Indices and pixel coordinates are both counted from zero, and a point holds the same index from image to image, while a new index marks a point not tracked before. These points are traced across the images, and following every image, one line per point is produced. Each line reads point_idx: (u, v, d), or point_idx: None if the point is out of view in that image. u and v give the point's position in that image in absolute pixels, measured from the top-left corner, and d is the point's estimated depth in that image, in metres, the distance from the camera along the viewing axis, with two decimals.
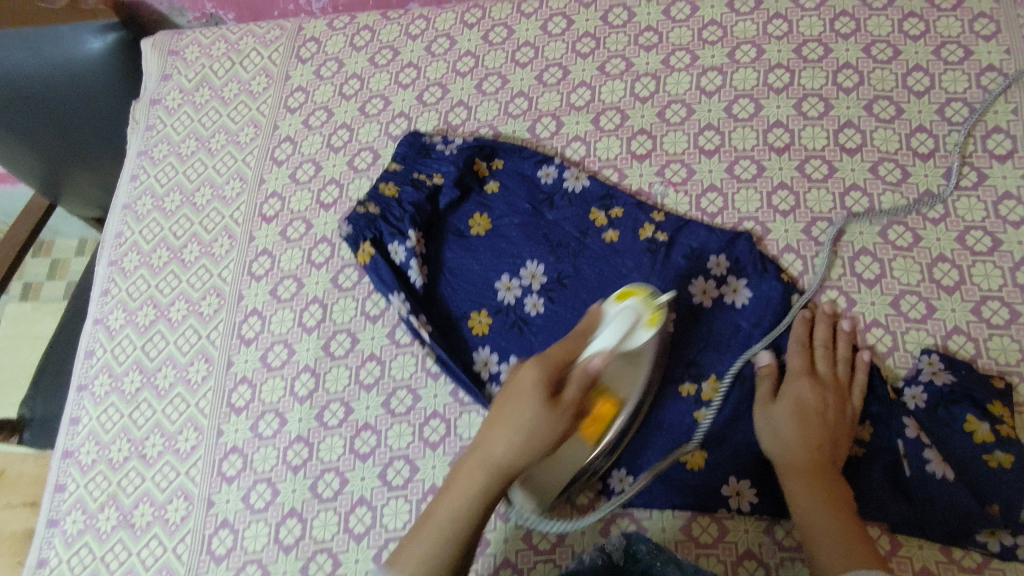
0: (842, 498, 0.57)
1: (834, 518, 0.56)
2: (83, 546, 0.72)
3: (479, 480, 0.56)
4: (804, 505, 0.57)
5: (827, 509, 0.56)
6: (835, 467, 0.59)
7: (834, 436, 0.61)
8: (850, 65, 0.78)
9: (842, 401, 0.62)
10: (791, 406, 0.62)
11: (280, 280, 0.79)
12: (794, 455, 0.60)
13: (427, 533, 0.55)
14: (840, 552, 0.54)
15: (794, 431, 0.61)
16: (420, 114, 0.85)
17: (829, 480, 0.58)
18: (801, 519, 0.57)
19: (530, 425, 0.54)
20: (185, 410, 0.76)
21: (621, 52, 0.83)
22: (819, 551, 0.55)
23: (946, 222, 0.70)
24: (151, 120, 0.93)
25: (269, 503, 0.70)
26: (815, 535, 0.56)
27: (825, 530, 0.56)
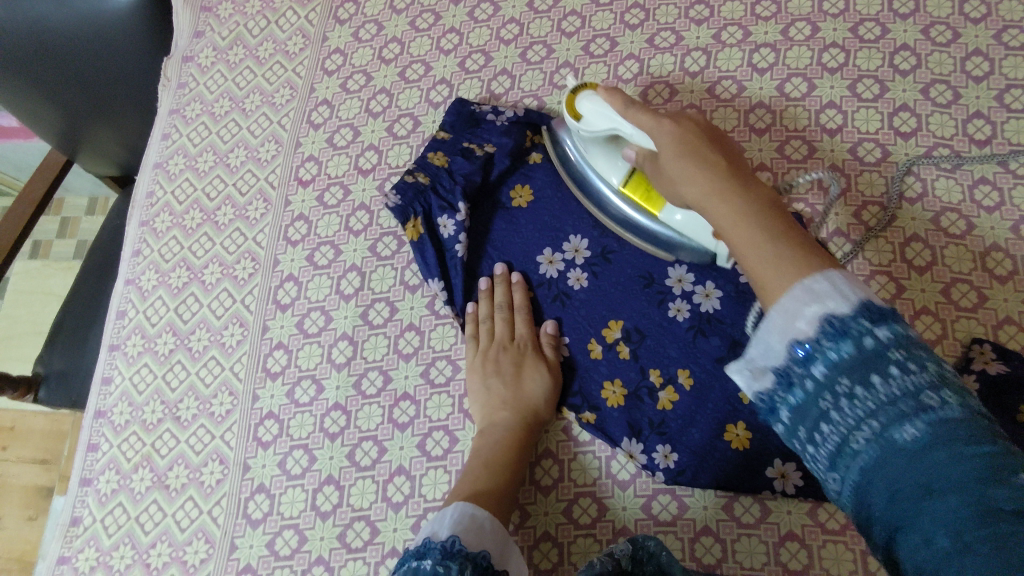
0: (769, 206, 0.45)
1: (758, 224, 0.43)
2: (117, 505, 0.72)
3: (500, 443, 0.64)
4: (731, 220, 0.45)
5: (750, 220, 0.44)
6: (748, 178, 0.48)
7: (726, 157, 0.50)
8: (907, 47, 0.76)
9: (714, 137, 0.53)
10: (673, 146, 0.52)
11: (317, 245, 0.78)
12: (678, 171, 0.51)
13: (478, 480, 0.62)
14: (763, 249, 0.42)
15: (687, 165, 0.50)
16: (462, 82, 0.83)
17: (735, 190, 0.46)
18: (750, 272, 0.43)
19: (520, 372, 0.68)
20: (220, 373, 0.75)
21: (671, 25, 0.81)
22: (762, 279, 0.42)
23: (1001, 211, 0.69)
24: (184, 78, 0.91)
25: (306, 470, 0.69)
26: (740, 252, 0.44)
27: (726, 213, 0.45)
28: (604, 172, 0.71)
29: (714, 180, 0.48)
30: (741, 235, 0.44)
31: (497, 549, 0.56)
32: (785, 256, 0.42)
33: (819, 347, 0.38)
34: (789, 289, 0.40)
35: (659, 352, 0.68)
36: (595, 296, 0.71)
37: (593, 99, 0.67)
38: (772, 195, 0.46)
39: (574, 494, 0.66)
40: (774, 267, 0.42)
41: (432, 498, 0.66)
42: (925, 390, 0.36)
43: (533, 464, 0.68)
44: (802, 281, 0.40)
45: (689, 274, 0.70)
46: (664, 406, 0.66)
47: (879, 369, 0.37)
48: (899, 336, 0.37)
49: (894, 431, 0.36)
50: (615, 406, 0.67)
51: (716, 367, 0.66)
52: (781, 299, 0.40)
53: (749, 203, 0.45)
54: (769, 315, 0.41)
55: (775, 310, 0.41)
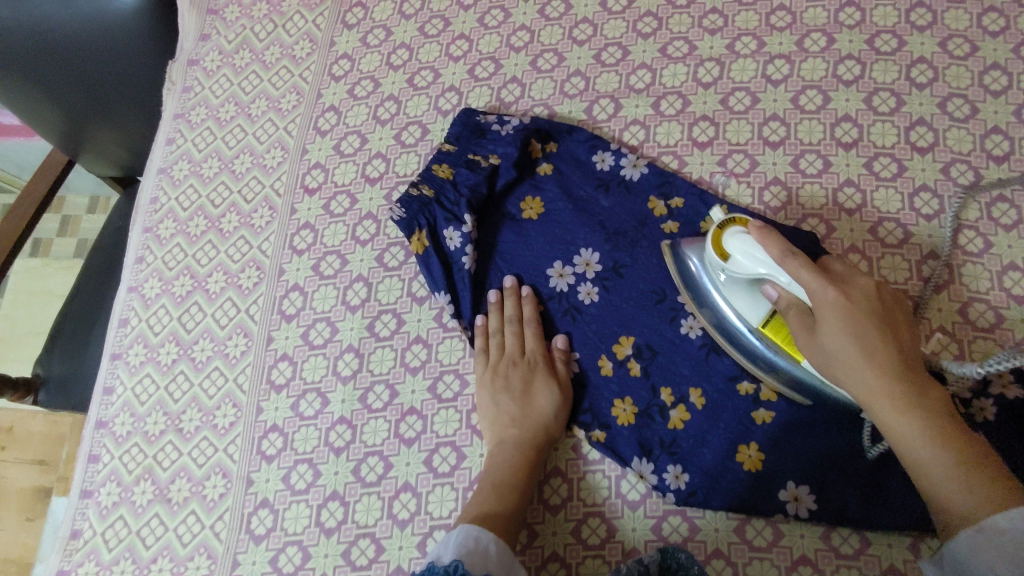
0: (934, 405, 0.51)
1: (939, 447, 0.48)
2: (118, 518, 0.71)
3: (508, 462, 0.63)
4: (907, 436, 0.50)
5: (925, 436, 0.49)
6: (923, 382, 0.51)
7: (901, 352, 0.53)
8: (924, 60, 0.75)
9: (877, 312, 0.55)
10: (836, 316, 0.54)
11: (323, 255, 0.77)
12: (843, 354, 0.53)
13: (485, 500, 0.61)
14: (931, 454, 0.49)
15: (856, 358, 0.53)
16: (471, 89, 0.82)
17: (910, 399, 0.50)
18: (915, 470, 0.49)
19: (530, 388, 0.67)
20: (223, 384, 0.74)
21: (684, 34, 0.80)
22: (927, 480, 0.49)
23: (1019, 229, 0.68)
24: (189, 82, 0.90)
25: (310, 485, 0.68)
26: (901, 447, 0.50)
27: (883, 404, 0.51)
28: (742, 309, 0.62)
29: (889, 383, 0.51)
30: (913, 447, 0.49)
31: (502, 573, 0.55)
32: (960, 468, 0.47)
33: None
34: (977, 525, 0.45)
35: (670, 369, 0.67)
36: (605, 311, 0.70)
37: (744, 238, 0.59)
38: (945, 406, 0.50)
39: (583, 514, 0.65)
40: (960, 493, 0.47)
41: (438, 516, 0.65)
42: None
43: (541, 482, 0.67)
44: (1006, 516, 0.45)
45: None
46: (675, 425, 0.65)
47: None
48: None
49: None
50: (626, 425, 0.66)
51: (729, 386, 0.65)
52: (967, 536, 0.46)
53: (928, 423, 0.49)
54: (960, 536, 0.46)
55: (969, 535, 0.46)
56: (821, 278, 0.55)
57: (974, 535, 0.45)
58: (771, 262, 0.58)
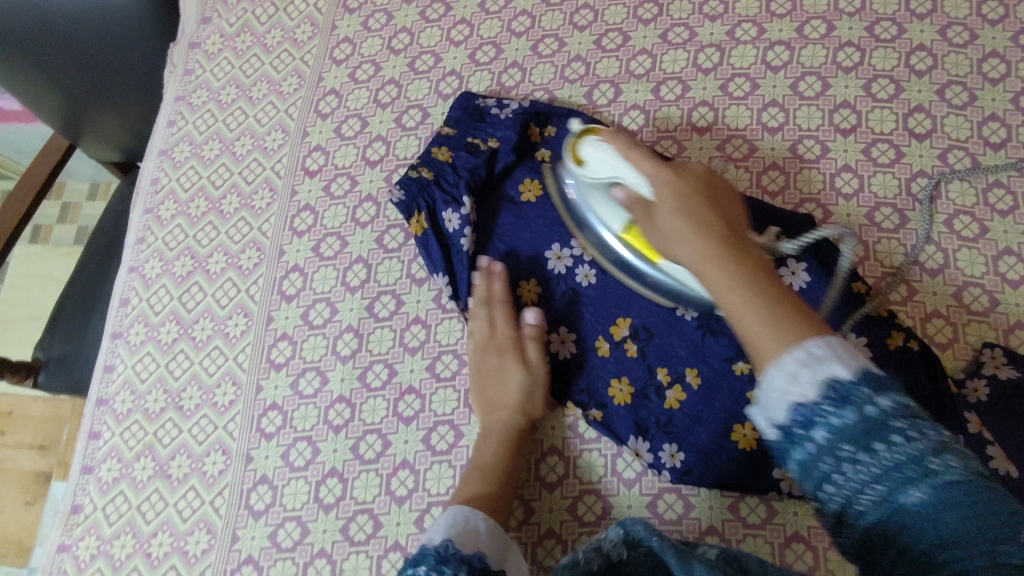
0: (755, 261, 0.48)
1: (752, 305, 0.44)
2: (118, 494, 0.71)
3: (495, 447, 0.64)
4: (727, 287, 0.46)
5: (739, 292, 0.45)
6: (740, 242, 0.49)
7: (722, 217, 0.51)
8: (923, 47, 0.75)
9: (711, 190, 0.54)
10: (665, 194, 0.54)
11: (323, 236, 0.77)
12: (674, 228, 0.52)
13: (470, 486, 0.62)
14: (750, 309, 0.44)
15: (680, 227, 0.51)
16: (472, 73, 0.82)
17: (727, 254, 0.48)
18: (738, 328, 0.45)
19: (502, 371, 0.67)
20: (224, 363, 0.74)
21: (685, 21, 0.80)
22: (752, 337, 0.44)
23: (1015, 214, 0.68)
24: (191, 65, 0.90)
25: (309, 462, 0.69)
26: (727, 308, 0.46)
27: (709, 274, 0.48)
28: (607, 218, 0.66)
29: (710, 244, 0.49)
30: (734, 300, 0.46)
31: (494, 551, 0.55)
32: (770, 309, 0.44)
33: (822, 416, 0.39)
34: (776, 358, 0.41)
35: (667, 350, 0.67)
36: (603, 293, 0.70)
37: (594, 144, 0.63)
38: (761, 263, 0.48)
39: (579, 492, 0.66)
40: (771, 337, 0.43)
41: (436, 493, 0.66)
42: (928, 456, 0.37)
43: (537, 460, 0.68)
44: (803, 348, 0.41)
45: None
46: (671, 404, 0.66)
47: (881, 436, 0.38)
48: (903, 406, 0.38)
49: (901, 496, 0.37)
50: (622, 404, 0.67)
51: (725, 366, 0.66)
52: (772, 366, 0.41)
53: (741, 274, 0.46)
54: (763, 380, 0.42)
55: (767, 371, 0.42)
56: (651, 160, 0.57)
57: (777, 364, 0.41)
58: (614, 154, 0.61)
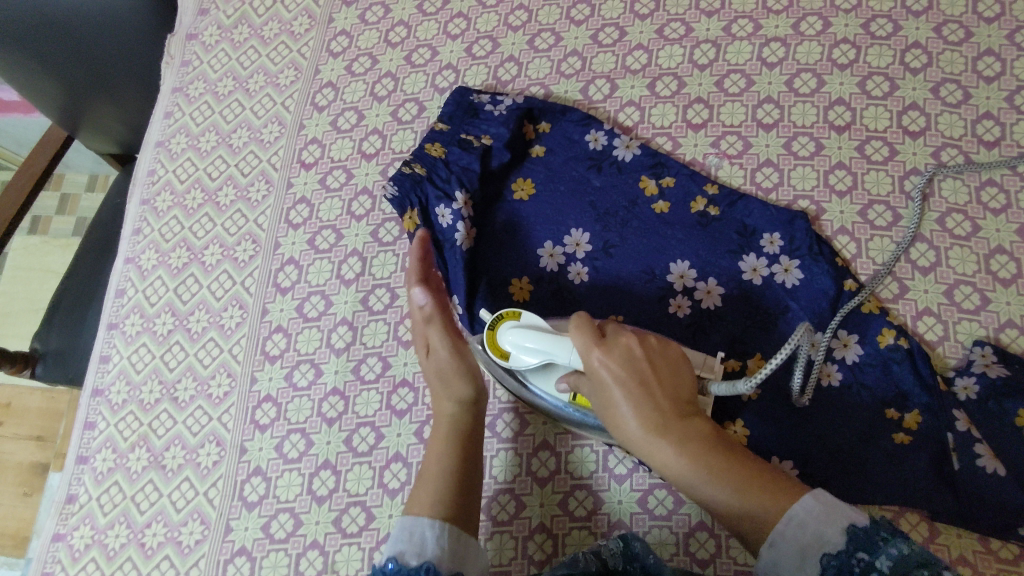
0: (710, 436, 0.52)
1: (709, 483, 0.49)
2: (113, 484, 0.72)
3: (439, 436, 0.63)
4: (684, 480, 0.50)
5: (698, 473, 0.50)
6: (685, 419, 0.52)
7: (663, 393, 0.53)
8: (919, 45, 0.75)
9: (650, 357, 0.54)
10: (616, 395, 0.53)
11: (318, 229, 0.78)
12: (637, 451, 0.53)
13: (424, 486, 0.59)
14: (721, 489, 0.49)
15: (620, 416, 0.53)
16: (468, 67, 0.82)
17: (683, 444, 0.51)
18: (710, 505, 0.50)
19: (433, 365, 0.66)
20: (219, 355, 0.75)
21: (681, 16, 0.80)
22: (730, 519, 0.50)
23: (1007, 213, 0.68)
24: (188, 56, 0.90)
25: (303, 454, 0.69)
26: (696, 494, 0.51)
27: (669, 467, 0.51)
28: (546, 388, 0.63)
29: (654, 424, 0.51)
30: (698, 491, 0.50)
31: (449, 558, 0.54)
32: (743, 491, 0.49)
33: None
34: (767, 545, 0.48)
35: None
36: (595, 289, 0.71)
37: (517, 333, 0.60)
38: (712, 437, 0.52)
39: (570, 488, 0.66)
40: (754, 521, 0.49)
41: None
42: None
43: (529, 456, 0.68)
44: (785, 529, 0.47)
45: (691, 270, 0.70)
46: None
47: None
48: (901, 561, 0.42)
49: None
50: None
51: None
52: (765, 553, 0.48)
53: (706, 461, 0.50)
54: (761, 558, 0.49)
55: (765, 557, 0.48)
56: (593, 346, 0.55)
57: (769, 555, 0.48)
58: (553, 343, 0.58)
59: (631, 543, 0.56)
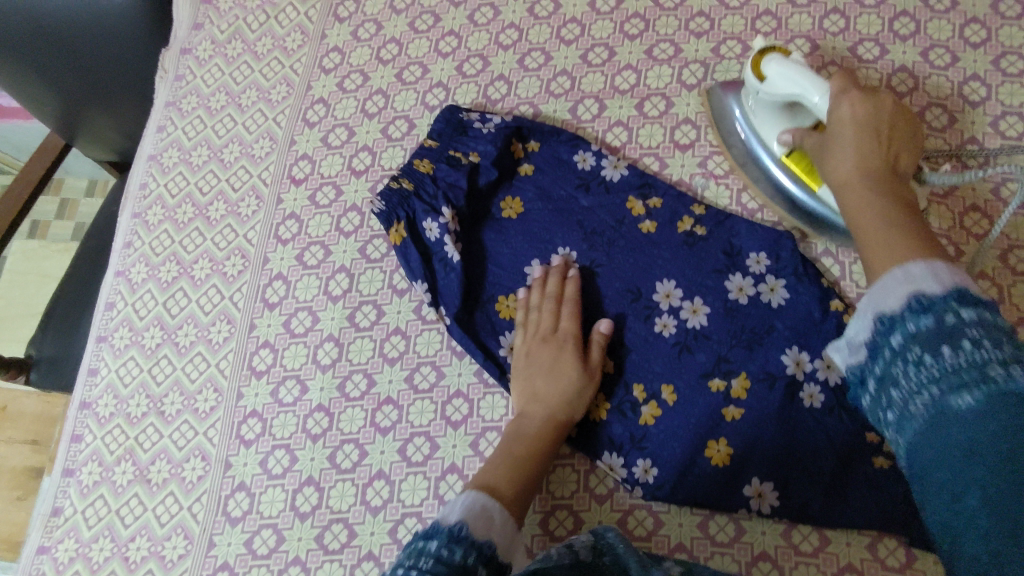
0: (904, 198, 0.53)
1: (882, 216, 0.51)
2: (98, 498, 0.72)
3: (532, 436, 0.63)
4: (856, 204, 0.53)
5: (874, 206, 0.52)
6: (897, 182, 0.55)
7: (888, 153, 0.57)
8: (905, 69, 0.76)
9: (898, 125, 0.59)
10: (847, 133, 0.58)
11: (307, 245, 0.78)
12: (841, 179, 0.56)
13: (503, 469, 0.61)
14: (884, 220, 0.50)
15: (845, 145, 0.57)
16: (458, 86, 0.83)
17: (880, 181, 0.54)
18: (860, 230, 0.51)
19: (562, 369, 0.66)
20: (206, 369, 0.75)
21: (670, 36, 0.81)
22: (875, 249, 0.48)
23: (990, 238, 0.69)
24: (181, 70, 0.91)
25: (286, 470, 0.70)
26: (862, 225, 0.51)
27: (855, 200, 0.54)
28: (769, 139, 0.70)
29: (867, 165, 0.55)
30: (869, 219, 0.51)
31: (506, 544, 0.54)
32: (914, 237, 0.46)
33: (902, 321, 0.40)
34: (899, 262, 0.44)
35: (643, 367, 0.68)
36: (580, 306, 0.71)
37: (784, 66, 0.66)
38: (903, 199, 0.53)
39: (551, 507, 0.66)
40: (899, 253, 0.45)
41: (410, 503, 0.67)
42: (992, 364, 0.36)
43: None
44: (903, 268, 0.42)
45: (677, 289, 0.70)
46: (646, 421, 0.66)
47: (952, 339, 0.38)
48: (985, 322, 0.38)
49: (952, 400, 0.37)
50: (597, 421, 0.68)
51: (700, 382, 0.66)
52: (882, 279, 0.43)
53: (885, 198, 0.52)
54: (875, 285, 0.44)
55: (886, 278, 0.43)
56: (863, 96, 0.60)
57: (903, 271, 0.42)
58: (808, 80, 0.64)
59: (603, 535, 0.54)
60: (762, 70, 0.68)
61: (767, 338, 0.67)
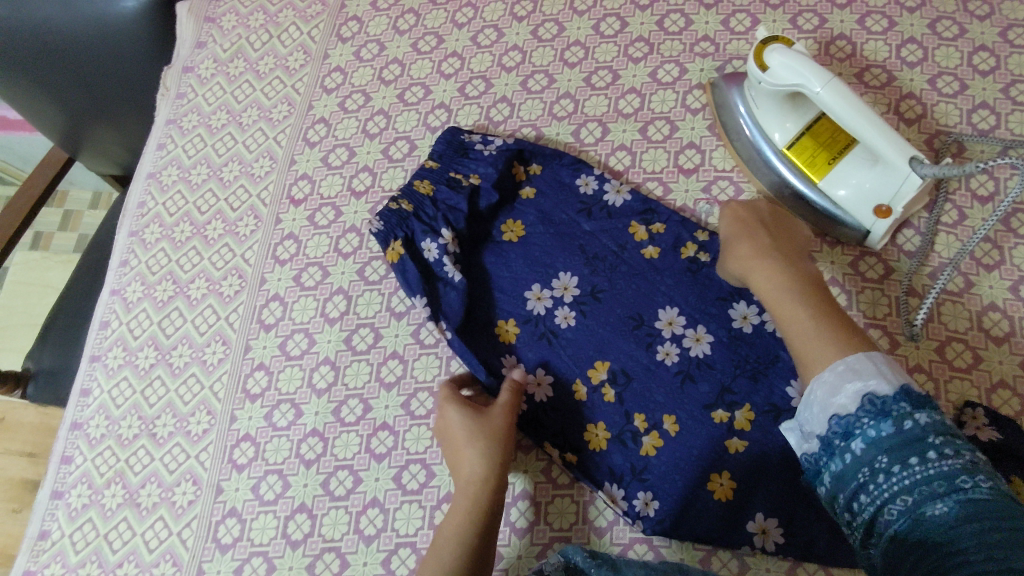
0: (811, 283, 0.58)
1: (802, 296, 0.56)
2: (87, 521, 0.71)
3: (467, 505, 0.61)
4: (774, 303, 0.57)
5: (796, 298, 0.56)
6: (801, 269, 0.59)
7: (785, 243, 0.62)
8: (913, 95, 0.75)
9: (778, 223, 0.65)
10: (748, 233, 0.63)
11: (305, 266, 0.77)
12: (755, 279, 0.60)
13: (439, 555, 0.59)
14: (813, 322, 0.54)
15: (743, 245, 0.62)
16: (461, 107, 0.82)
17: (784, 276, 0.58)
18: (790, 330, 0.55)
19: (461, 427, 0.64)
20: (199, 392, 0.74)
21: (675, 59, 0.80)
22: (808, 356, 0.52)
23: (1000, 269, 0.67)
24: (184, 88, 0.91)
25: (279, 496, 0.68)
26: (790, 322, 0.55)
27: (769, 292, 0.58)
28: (770, 129, 0.70)
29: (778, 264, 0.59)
30: (790, 320, 0.55)
31: None
32: (835, 338, 0.52)
33: (861, 424, 0.46)
34: (840, 367, 0.49)
35: (645, 396, 0.66)
36: (580, 332, 0.70)
37: (787, 58, 0.65)
38: (813, 275, 0.59)
39: (549, 539, 0.65)
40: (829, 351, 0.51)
41: (404, 533, 0.65)
42: (959, 473, 0.42)
43: (508, 506, 0.66)
44: (842, 361, 0.49)
45: (681, 317, 0.68)
46: (648, 452, 0.65)
47: (919, 449, 0.44)
48: (939, 427, 0.45)
49: (926, 507, 0.42)
50: (597, 451, 0.66)
51: (703, 413, 0.65)
52: (826, 372, 0.50)
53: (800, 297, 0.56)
54: (812, 386, 0.50)
55: (828, 377, 0.49)
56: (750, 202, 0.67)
57: (838, 370, 0.49)
58: (808, 73, 0.64)
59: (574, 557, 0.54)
60: (762, 58, 0.67)
61: (772, 369, 0.65)
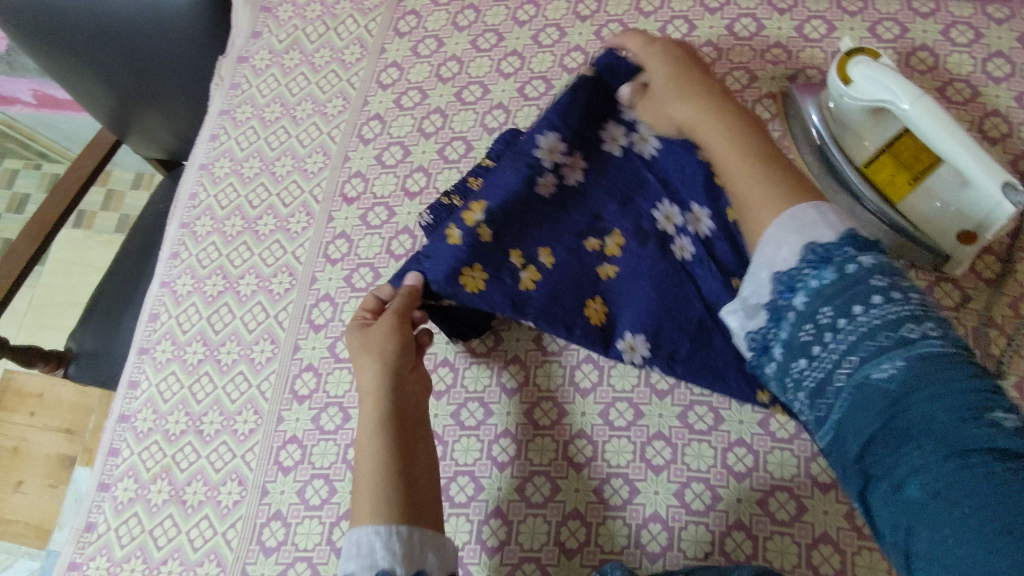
0: (748, 129, 0.63)
1: (744, 144, 0.61)
2: (132, 516, 0.71)
3: (372, 426, 0.61)
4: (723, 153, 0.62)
5: (733, 145, 0.61)
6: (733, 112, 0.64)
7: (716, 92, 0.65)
8: (998, 112, 0.71)
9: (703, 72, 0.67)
10: (682, 90, 0.65)
11: (356, 266, 0.76)
12: (700, 128, 0.64)
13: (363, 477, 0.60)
14: (756, 173, 0.58)
15: (683, 102, 0.65)
16: (519, 108, 0.80)
17: (729, 127, 0.62)
18: (737, 180, 0.60)
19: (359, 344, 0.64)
20: (246, 390, 0.73)
21: (745, 66, 0.77)
22: (756, 208, 0.57)
23: None
24: (238, 79, 0.90)
25: (324, 502, 0.67)
26: (733, 171, 0.61)
27: (716, 140, 0.62)
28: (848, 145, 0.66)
29: (721, 118, 0.63)
30: (733, 168, 0.61)
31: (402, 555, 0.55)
32: (777, 187, 0.57)
33: (805, 276, 0.50)
34: (787, 216, 0.54)
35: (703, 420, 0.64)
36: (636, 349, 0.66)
37: (873, 71, 0.62)
38: (746, 118, 0.64)
39: (600, 561, 0.63)
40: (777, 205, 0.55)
41: None
42: (907, 321, 0.45)
43: (558, 524, 0.65)
44: (792, 213, 0.54)
45: (558, 142, 0.69)
46: (524, 285, 0.65)
47: (862, 298, 0.47)
48: (883, 274, 0.48)
49: (875, 362, 0.45)
50: (475, 293, 0.64)
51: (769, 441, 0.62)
52: (775, 229, 0.54)
53: (736, 145, 0.61)
54: (770, 233, 0.54)
55: (776, 227, 0.54)
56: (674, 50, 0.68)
57: (793, 222, 0.53)
58: (896, 87, 0.61)
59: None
60: (844, 71, 0.64)
61: None
